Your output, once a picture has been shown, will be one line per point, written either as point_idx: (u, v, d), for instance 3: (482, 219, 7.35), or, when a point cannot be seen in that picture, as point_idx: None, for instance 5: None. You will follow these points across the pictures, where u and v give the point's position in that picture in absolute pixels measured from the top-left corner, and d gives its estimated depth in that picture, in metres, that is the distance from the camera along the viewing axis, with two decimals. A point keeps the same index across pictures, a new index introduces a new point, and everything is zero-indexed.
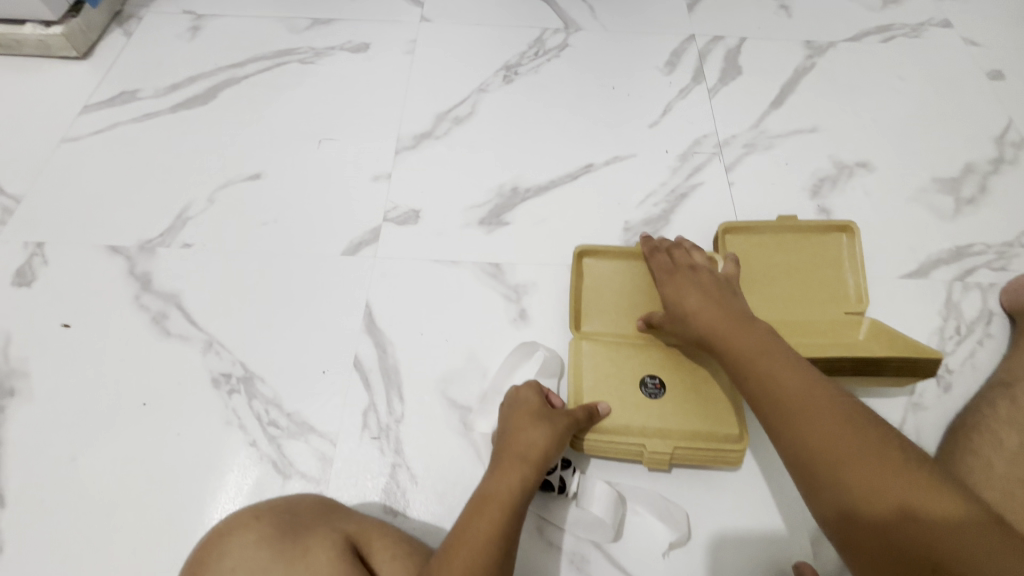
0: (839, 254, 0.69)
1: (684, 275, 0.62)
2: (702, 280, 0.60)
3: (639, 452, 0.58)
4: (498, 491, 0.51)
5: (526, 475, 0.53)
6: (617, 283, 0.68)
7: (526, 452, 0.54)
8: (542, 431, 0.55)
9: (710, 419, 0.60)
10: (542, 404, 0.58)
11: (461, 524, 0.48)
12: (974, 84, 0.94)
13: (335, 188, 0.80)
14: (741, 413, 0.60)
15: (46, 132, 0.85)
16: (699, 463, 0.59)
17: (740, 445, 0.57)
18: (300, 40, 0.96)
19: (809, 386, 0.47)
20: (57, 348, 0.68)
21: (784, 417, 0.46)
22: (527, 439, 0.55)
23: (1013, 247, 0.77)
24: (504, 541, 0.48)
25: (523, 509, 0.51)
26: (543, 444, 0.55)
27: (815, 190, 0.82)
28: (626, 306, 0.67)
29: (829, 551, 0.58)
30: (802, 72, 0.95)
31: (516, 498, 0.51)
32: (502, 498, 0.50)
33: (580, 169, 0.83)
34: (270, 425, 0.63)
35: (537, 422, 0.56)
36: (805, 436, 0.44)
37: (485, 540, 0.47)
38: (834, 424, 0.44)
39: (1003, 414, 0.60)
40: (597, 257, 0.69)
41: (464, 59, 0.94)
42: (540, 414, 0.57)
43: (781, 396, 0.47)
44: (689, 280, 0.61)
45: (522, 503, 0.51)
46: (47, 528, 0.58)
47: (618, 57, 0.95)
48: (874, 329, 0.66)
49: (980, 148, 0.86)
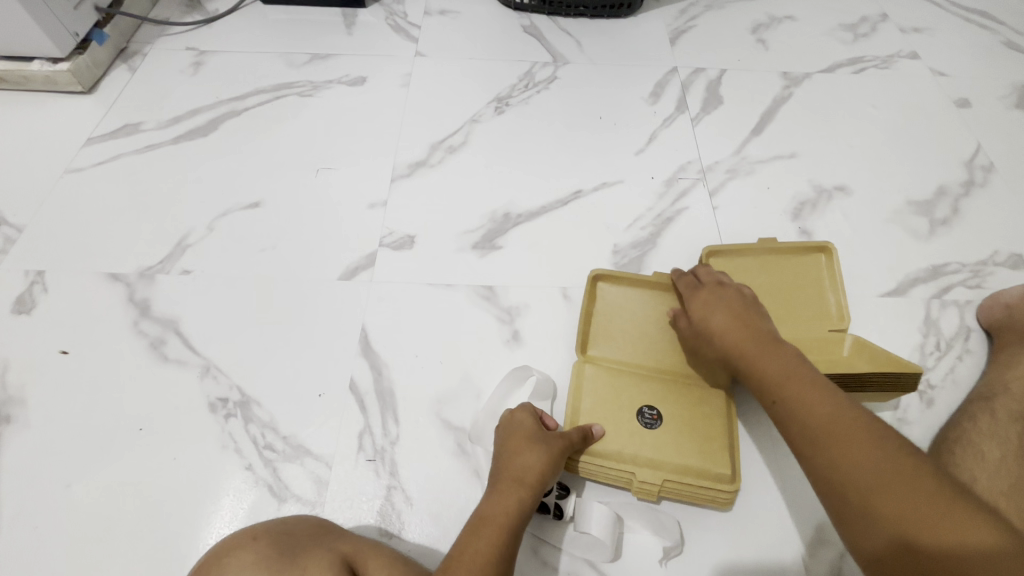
0: (820, 275, 0.72)
1: (712, 291, 0.60)
2: (729, 298, 0.59)
3: (628, 481, 0.59)
4: (495, 513, 0.52)
5: (522, 498, 0.53)
6: (632, 308, 0.69)
7: (523, 475, 0.55)
8: (538, 453, 0.56)
9: (704, 456, 0.60)
10: (537, 427, 0.59)
11: (459, 547, 0.49)
12: (943, 111, 0.99)
13: (333, 216, 0.83)
14: (734, 454, 0.60)
15: (50, 164, 0.88)
16: (689, 499, 0.59)
17: (732, 487, 0.57)
18: (299, 74, 1.00)
19: (821, 391, 0.48)
20: (55, 375, 0.68)
21: (794, 420, 0.47)
22: (523, 463, 0.55)
23: (987, 265, 0.80)
24: (502, 564, 0.48)
25: (520, 531, 0.52)
26: (538, 468, 0.55)
27: (796, 213, 0.85)
28: (635, 335, 0.68)
29: (820, 566, 0.59)
30: (780, 102, 0.99)
31: (513, 520, 0.52)
32: (499, 521, 0.51)
33: (570, 195, 0.86)
34: (266, 448, 0.64)
35: (532, 445, 0.57)
36: (816, 440, 0.45)
37: (484, 562, 0.47)
38: (845, 429, 0.45)
39: (984, 426, 0.62)
40: (611, 283, 0.70)
41: (458, 91, 0.98)
42: (536, 436, 0.58)
43: (794, 400, 0.48)
44: (718, 299, 0.59)
45: (519, 526, 0.52)
46: (38, 556, 0.58)
47: (604, 89, 0.99)
48: (857, 346, 0.67)
49: (951, 171, 0.90)
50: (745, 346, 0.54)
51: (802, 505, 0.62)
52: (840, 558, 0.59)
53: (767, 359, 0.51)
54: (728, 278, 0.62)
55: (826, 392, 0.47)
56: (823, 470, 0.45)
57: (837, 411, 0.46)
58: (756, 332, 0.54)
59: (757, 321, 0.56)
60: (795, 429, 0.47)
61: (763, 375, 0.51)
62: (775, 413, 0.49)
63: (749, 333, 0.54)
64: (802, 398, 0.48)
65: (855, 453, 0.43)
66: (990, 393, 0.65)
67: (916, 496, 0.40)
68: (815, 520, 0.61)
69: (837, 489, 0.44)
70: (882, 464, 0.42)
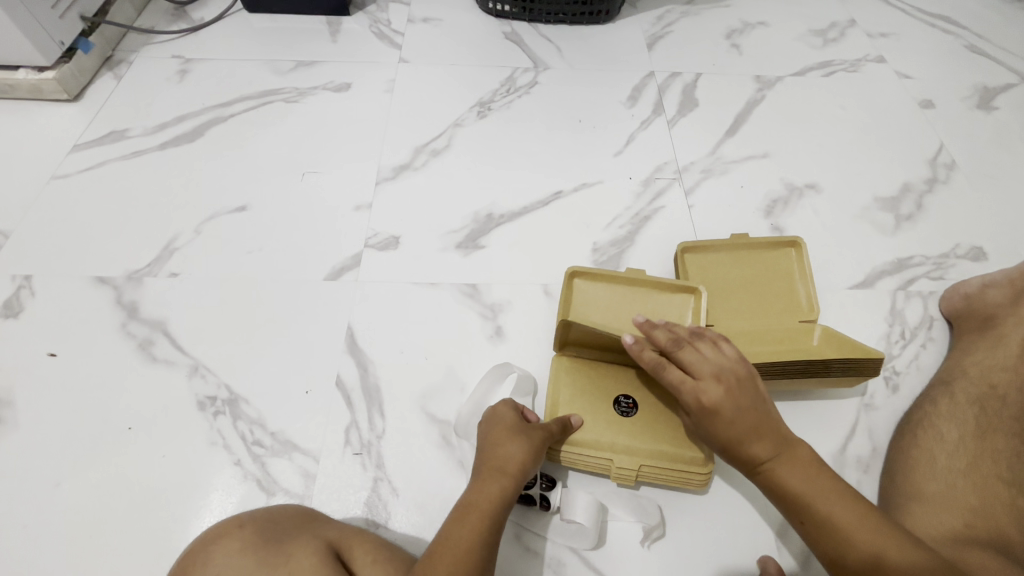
0: (789, 268, 0.75)
1: (711, 393, 0.52)
2: (735, 400, 0.51)
3: (606, 467, 0.61)
4: (478, 500, 0.53)
5: (504, 486, 0.55)
6: (610, 305, 0.70)
7: (504, 465, 0.56)
8: (520, 444, 0.58)
9: (679, 441, 0.63)
10: (517, 420, 0.61)
11: (443, 534, 0.50)
12: (908, 112, 1.03)
13: (319, 218, 0.85)
14: None
15: (37, 170, 0.88)
16: (666, 483, 0.61)
17: (705, 469, 0.60)
18: (285, 81, 1.01)
19: (850, 507, 0.47)
20: (43, 376, 0.69)
21: (832, 544, 0.47)
22: (504, 453, 0.57)
23: (949, 257, 0.84)
24: (485, 549, 0.50)
25: (503, 519, 0.53)
26: (520, 457, 0.57)
27: (768, 210, 0.89)
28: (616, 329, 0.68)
29: (791, 545, 0.62)
30: (753, 104, 1.03)
31: (496, 506, 0.53)
32: (482, 508, 0.52)
33: (550, 195, 0.88)
34: (255, 444, 0.65)
35: (513, 437, 0.59)
36: (859, 566, 0.45)
37: (468, 548, 0.49)
38: (891, 558, 0.44)
39: (944, 408, 0.65)
40: (589, 280, 0.70)
41: (441, 96, 1.00)
42: (517, 428, 0.60)
43: (827, 520, 0.47)
44: (725, 404, 0.51)
45: (502, 513, 0.53)
46: (28, 552, 0.59)
47: (584, 93, 1.02)
48: (825, 334, 0.70)
49: (915, 169, 0.94)
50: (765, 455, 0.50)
51: None
52: None
53: (790, 471, 0.49)
54: (721, 364, 0.53)
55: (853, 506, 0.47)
56: None
57: (872, 532, 0.46)
58: (768, 433, 0.50)
59: (765, 415, 0.51)
60: (832, 550, 0.47)
61: (791, 489, 0.49)
62: (808, 533, 0.48)
63: (764, 439, 0.50)
64: (837, 521, 0.47)
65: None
66: (950, 377, 0.69)
67: None
68: None
69: None
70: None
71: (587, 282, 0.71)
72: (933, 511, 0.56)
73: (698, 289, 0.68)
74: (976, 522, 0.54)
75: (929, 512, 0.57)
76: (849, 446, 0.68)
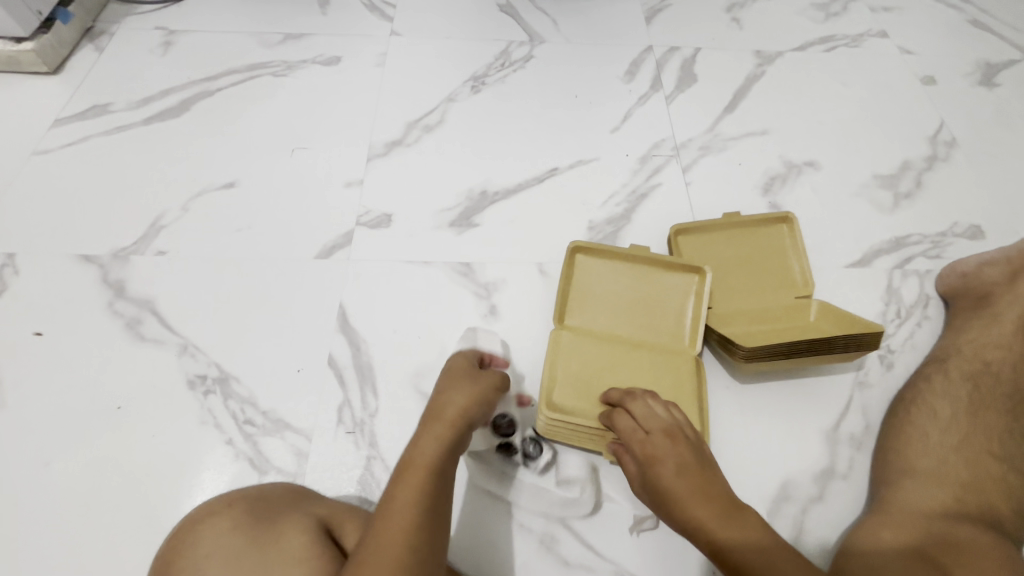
0: (783, 245, 0.75)
1: (659, 448, 0.55)
2: (678, 455, 0.54)
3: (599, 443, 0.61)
4: (422, 451, 0.50)
5: (449, 433, 0.52)
6: (611, 281, 0.70)
7: (443, 413, 0.53)
8: (462, 393, 0.56)
9: None
10: (455, 372, 0.60)
11: (386, 490, 0.46)
12: (910, 89, 1.01)
13: (309, 195, 0.83)
14: (706, 413, 0.62)
15: (17, 146, 0.86)
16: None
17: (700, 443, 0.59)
18: (272, 54, 0.98)
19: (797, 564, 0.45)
20: (29, 355, 0.68)
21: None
22: (446, 403, 0.55)
23: (946, 236, 0.83)
24: (433, 498, 0.46)
25: (450, 466, 0.50)
26: (462, 405, 0.55)
27: (766, 187, 0.87)
28: (615, 308, 0.69)
29: (783, 521, 0.62)
30: (753, 80, 1.01)
31: (442, 454, 0.50)
32: (423, 459, 0.49)
33: (545, 172, 0.87)
34: (247, 423, 0.65)
35: (453, 387, 0.57)
36: None
37: (412, 500, 0.45)
38: None
39: (938, 385, 0.65)
40: (590, 255, 0.71)
41: (433, 70, 0.97)
42: (458, 381, 0.58)
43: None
44: (670, 460, 0.54)
45: (448, 460, 0.50)
46: (18, 531, 0.58)
47: (580, 67, 1.00)
48: (823, 310, 0.70)
49: (915, 146, 0.93)
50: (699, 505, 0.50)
51: (767, 465, 0.65)
52: (802, 514, 0.62)
53: (724, 524, 0.48)
54: (668, 421, 0.57)
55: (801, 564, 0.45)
56: None
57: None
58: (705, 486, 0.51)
59: (702, 471, 0.53)
60: None
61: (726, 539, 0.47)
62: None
63: (707, 498, 0.50)
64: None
65: None
66: (944, 354, 0.68)
67: None
68: (779, 479, 0.64)
69: None
70: None
71: (590, 256, 0.71)
72: (923, 486, 0.57)
73: (704, 270, 0.68)
74: (966, 496, 0.55)
75: (920, 486, 0.57)
76: (842, 423, 0.68)
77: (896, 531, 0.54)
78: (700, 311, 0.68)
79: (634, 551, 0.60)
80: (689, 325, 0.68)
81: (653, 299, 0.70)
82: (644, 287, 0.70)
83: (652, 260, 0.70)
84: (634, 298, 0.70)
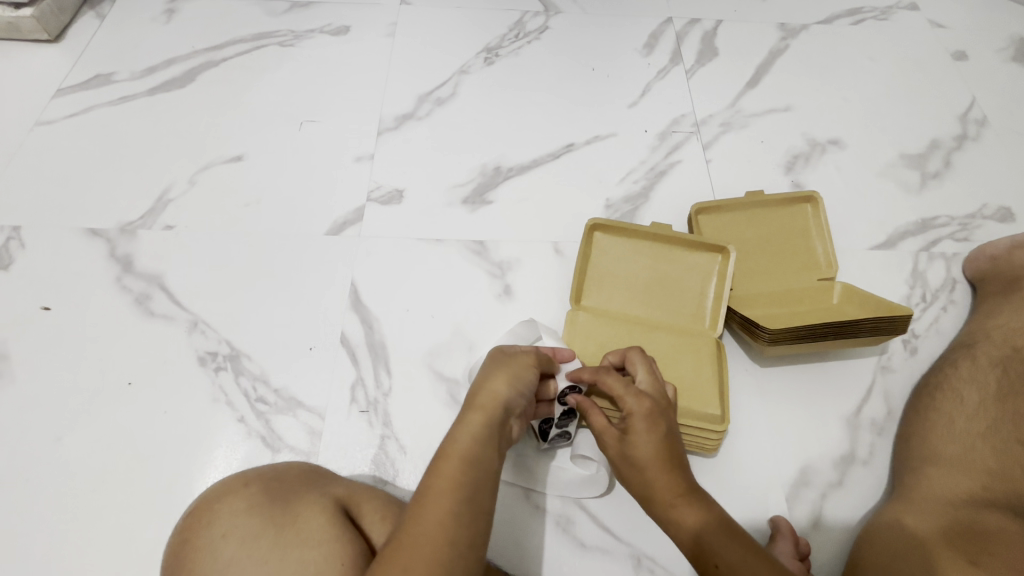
0: (807, 225, 0.72)
1: (642, 412, 0.49)
2: (657, 424, 0.49)
3: None
4: (457, 442, 0.44)
5: (489, 422, 0.46)
6: (629, 259, 0.68)
7: (476, 399, 0.48)
8: (498, 377, 0.50)
9: (695, 400, 0.61)
10: (492, 356, 0.53)
11: (420, 484, 0.41)
12: (940, 64, 0.97)
13: (319, 170, 0.81)
14: (726, 397, 0.61)
15: (20, 116, 0.84)
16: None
17: (721, 428, 0.57)
18: (279, 23, 0.95)
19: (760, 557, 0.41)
20: (37, 330, 0.67)
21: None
22: (485, 391, 0.49)
23: (975, 218, 0.81)
24: (472, 491, 0.41)
25: (489, 454, 0.44)
26: (502, 393, 0.49)
27: (789, 166, 0.85)
28: (634, 288, 0.68)
29: (803, 505, 0.61)
30: (777, 54, 0.97)
31: (479, 441, 0.45)
32: (457, 448, 0.44)
33: (561, 148, 0.84)
34: (259, 401, 0.64)
35: (491, 373, 0.51)
36: None
37: (447, 494, 0.40)
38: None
39: (964, 371, 0.63)
40: (608, 233, 0.69)
41: (444, 41, 0.94)
42: (491, 364, 0.52)
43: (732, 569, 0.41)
44: (647, 426, 0.49)
45: (486, 447, 0.44)
46: (31, 507, 0.58)
47: (597, 39, 0.96)
48: (846, 293, 0.69)
49: (944, 125, 0.90)
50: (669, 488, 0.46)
51: (786, 449, 0.64)
52: (821, 499, 0.62)
53: (689, 510, 0.45)
54: (655, 391, 0.52)
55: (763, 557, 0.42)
56: None
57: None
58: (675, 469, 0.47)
59: (675, 454, 0.48)
60: None
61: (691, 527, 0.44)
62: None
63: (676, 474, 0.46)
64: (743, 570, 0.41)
65: None
66: (971, 340, 0.67)
67: None
68: (799, 463, 0.63)
69: None
70: None
71: (608, 234, 0.69)
72: (948, 473, 0.56)
73: (727, 250, 0.66)
74: (993, 482, 0.53)
75: (945, 473, 0.56)
76: (864, 408, 0.66)
77: (919, 518, 0.54)
78: (722, 292, 0.66)
79: (650, 533, 0.59)
80: (709, 307, 0.66)
81: (673, 279, 0.68)
82: (664, 266, 0.68)
83: (673, 239, 0.68)
84: (653, 278, 0.68)
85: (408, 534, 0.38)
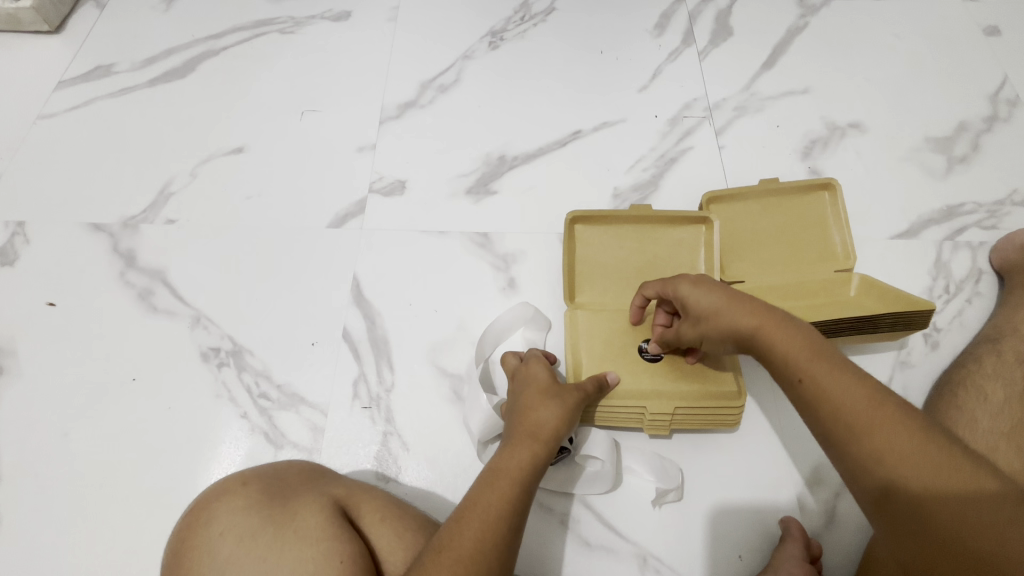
0: (823, 213, 0.69)
1: (687, 282, 0.52)
2: (713, 284, 0.50)
3: (640, 418, 0.58)
4: (510, 464, 0.48)
5: (537, 451, 0.49)
6: (616, 248, 0.66)
7: (538, 429, 0.51)
8: (551, 407, 0.53)
9: (709, 377, 0.61)
10: (551, 381, 0.56)
11: (458, 510, 0.44)
12: (970, 41, 0.92)
13: (320, 161, 0.79)
14: (739, 373, 0.60)
15: (23, 109, 0.83)
16: (699, 426, 0.59)
17: (739, 402, 0.57)
18: (278, 10, 0.93)
19: (842, 376, 0.42)
20: (44, 326, 0.68)
21: (871, 483, 0.39)
22: (539, 418, 0.52)
23: (1004, 205, 0.77)
24: (517, 516, 0.44)
25: (535, 484, 0.48)
26: (554, 422, 0.52)
27: (806, 151, 0.81)
28: (628, 276, 0.66)
29: (813, 505, 0.60)
30: (796, 32, 0.92)
31: (527, 470, 0.48)
32: (513, 472, 0.47)
33: (568, 135, 0.81)
34: (261, 397, 0.64)
35: (548, 400, 0.54)
36: (857, 427, 0.40)
37: (497, 514, 0.43)
38: (880, 422, 0.40)
39: (989, 368, 0.60)
40: (590, 225, 0.67)
41: (446, 26, 0.91)
42: (551, 390, 0.55)
43: (816, 390, 0.42)
44: (700, 292, 0.50)
45: (534, 479, 0.48)
46: (40, 502, 0.59)
47: (606, 20, 0.92)
48: (864, 284, 0.66)
49: (974, 105, 0.85)
50: (804, 368, 0.43)
51: (799, 446, 0.62)
52: (834, 498, 0.60)
53: (840, 389, 0.42)
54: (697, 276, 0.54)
55: (842, 377, 0.42)
56: (860, 458, 0.40)
57: (854, 397, 0.41)
58: (810, 347, 0.44)
59: (805, 330, 0.45)
60: (822, 415, 0.42)
61: (843, 412, 0.41)
62: (804, 393, 0.43)
63: (744, 310, 0.47)
64: (826, 388, 0.42)
65: (891, 439, 0.39)
66: (997, 335, 0.64)
67: (921, 464, 0.38)
68: (812, 461, 0.61)
69: (878, 477, 0.39)
70: (905, 447, 0.39)
71: (590, 226, 0.67)
72: None
73: (709, 219, 0.65)
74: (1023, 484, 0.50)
75: None
76: None
77: None
78: (712, 262, 0.65)
79: (657, 531, 0.58)
80: None
81: (662, 259, 0.66)
82: (655, 244, 0.67)
83: (655, 219, 0.66)
84: (643, 262, 0.66)
85: (454, 548, 0.41)
